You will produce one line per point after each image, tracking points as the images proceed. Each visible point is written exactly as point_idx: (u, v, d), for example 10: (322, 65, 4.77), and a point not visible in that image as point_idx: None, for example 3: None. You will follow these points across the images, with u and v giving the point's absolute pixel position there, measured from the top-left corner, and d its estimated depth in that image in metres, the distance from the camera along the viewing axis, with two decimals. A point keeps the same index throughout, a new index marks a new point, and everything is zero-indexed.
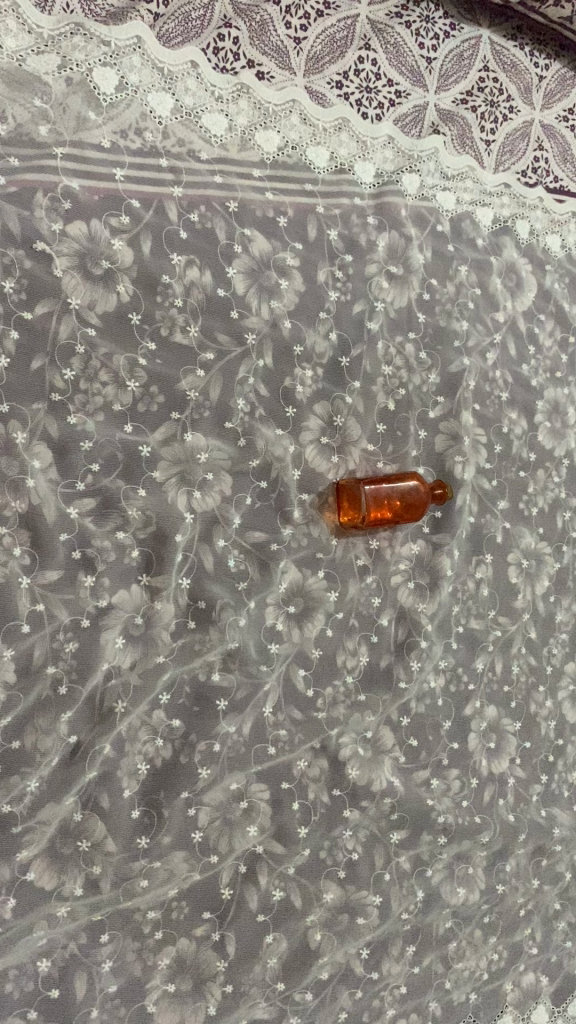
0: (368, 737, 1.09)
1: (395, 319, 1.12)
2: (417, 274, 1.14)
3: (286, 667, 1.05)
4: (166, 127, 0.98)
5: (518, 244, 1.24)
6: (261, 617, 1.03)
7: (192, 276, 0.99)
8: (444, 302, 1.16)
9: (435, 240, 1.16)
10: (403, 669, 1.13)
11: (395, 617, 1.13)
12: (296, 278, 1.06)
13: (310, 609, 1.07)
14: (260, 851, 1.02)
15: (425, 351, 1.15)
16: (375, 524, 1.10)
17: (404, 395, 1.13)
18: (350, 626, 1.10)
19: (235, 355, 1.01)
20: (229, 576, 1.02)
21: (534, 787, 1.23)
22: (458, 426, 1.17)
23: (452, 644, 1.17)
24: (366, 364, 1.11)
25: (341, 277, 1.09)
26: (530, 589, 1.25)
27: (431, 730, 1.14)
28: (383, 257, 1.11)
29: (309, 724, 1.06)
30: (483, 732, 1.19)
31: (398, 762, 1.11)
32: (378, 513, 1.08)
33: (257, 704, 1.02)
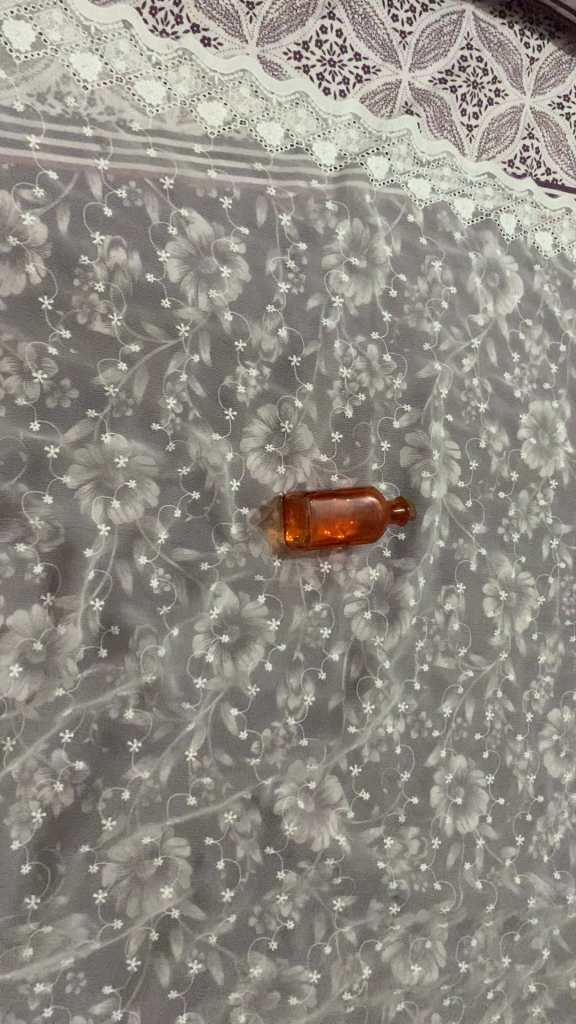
0: (310, 789, 0.96)
1: (356, 316, 1.00)
2: (383, 267, 1.02)
3: (215, 704, 0.92)
4: (93, 93, 0.87)
5: (503, 240, 1.12)
6: (187, 646, 0.91)
7: (116, 259, 0.88)
8: (415, 300, 1.04)
9: (406, 231, 1.04)
10: (354, 711, 0.99)
11: (348, 652, 1.00)
12: (241, 267, 0.94)
13: (246, 640, 0.94)
14: (176, 916, 0.88)
15: (391, 354, 1.03)
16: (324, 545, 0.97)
17: (365, 402, 1.01)
18: (293, 660, 0.97)
19: (165, 349, 0.90)
20: (151, 599, 0.89)
21: (507, 850, 1.09)
22: (427, 439, 1.05)
23: (414, 684, 1.03)
24: (321, 366, 0.98)
25: (294, 267, 0.97)
26: (509, 625, 1.11)
27: (387, 782, 1.01)
28: (344, 247, 1.00)
29: (240, 771, 0.93)
30: (448, 786, 1.05)
31: (346, 818, 0.98)
32: (326, 534, 0.96)
33: (178, 747, 0.90)
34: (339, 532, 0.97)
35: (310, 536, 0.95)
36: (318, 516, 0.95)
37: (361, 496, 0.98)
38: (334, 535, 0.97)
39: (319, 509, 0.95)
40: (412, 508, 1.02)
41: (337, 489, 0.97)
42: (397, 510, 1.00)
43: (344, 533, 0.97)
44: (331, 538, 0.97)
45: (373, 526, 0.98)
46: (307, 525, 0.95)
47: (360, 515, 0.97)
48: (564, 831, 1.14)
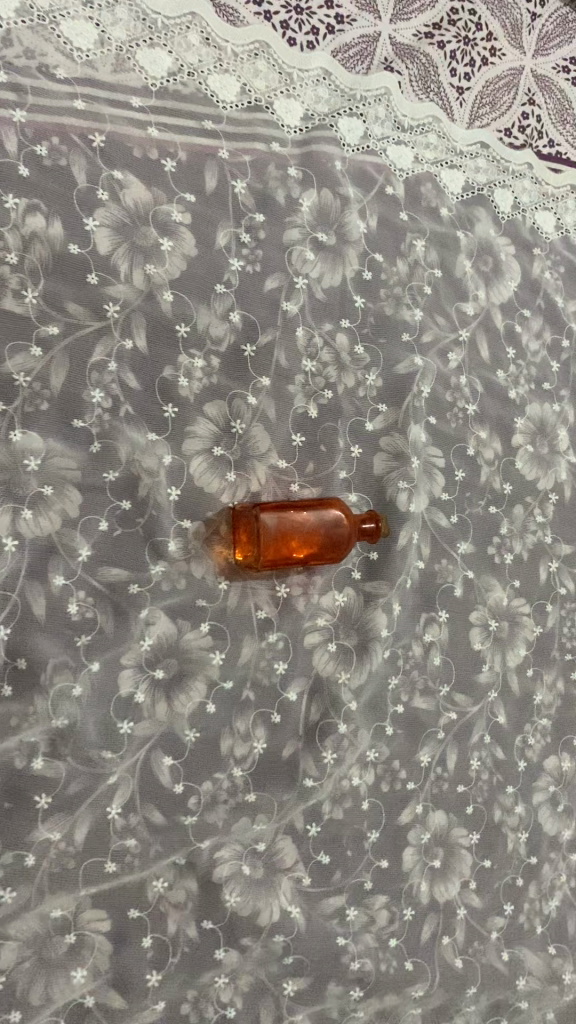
0: (258, 851, 0.82)
1: (324, 300, 0.86)
2: (355, 245, 0.88)
3: (145, 752, 0.78)
4: (8, 32, 0.74)
5: (497, 219, 0.98)
6: (111, 684, 0.77)
7: (33, 226, 0.74)
8: (394, 284, 0.90)
9: (384, 205, 0.90)
10: (313, 759, 0.85)
11: (307, 690, 0.86)
12: (186, 239, 0.81)
13: (184, 676, 0.80)
14: (90, 1005, 0.73)
15: (365, 345, 0.88)
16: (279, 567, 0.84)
17: (332, 399, 0.87)
18: (241, 700, 0.83)
19: (89, 332, 0.76)
20: (67, 627, 0.75)
21: (493, 921, 0.94)
22: (405, 444, 0.90)
23: (386, 729, 0.89)
24: (281, 357, 0.84)
25: (250, 242, 0.83)
26: (500, 659, 0.96)
27: (350, 842, 0.86)
28: (309, 221, 0.86)
29: (173, 831, 0.79)
30: (424, 847, 0.90)
31: (300, 886, 0.83)
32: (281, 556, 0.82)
33: (97, 803, 0.76)
34: (298, 549, 0.83)
35: (262, 553, 0.81)
36: (270, 531, 0.81)
37: (324, 507, 0.84)
38: (292, 553, 0.83)
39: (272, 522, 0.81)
40: (387, 522, 0.87)
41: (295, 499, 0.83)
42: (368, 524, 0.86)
43: (304, 551, 0.83)
44: (288, 556, 0.83)
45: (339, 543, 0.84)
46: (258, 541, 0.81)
47: (322, 529, 0.83)
48: (560, 897, 0.99)
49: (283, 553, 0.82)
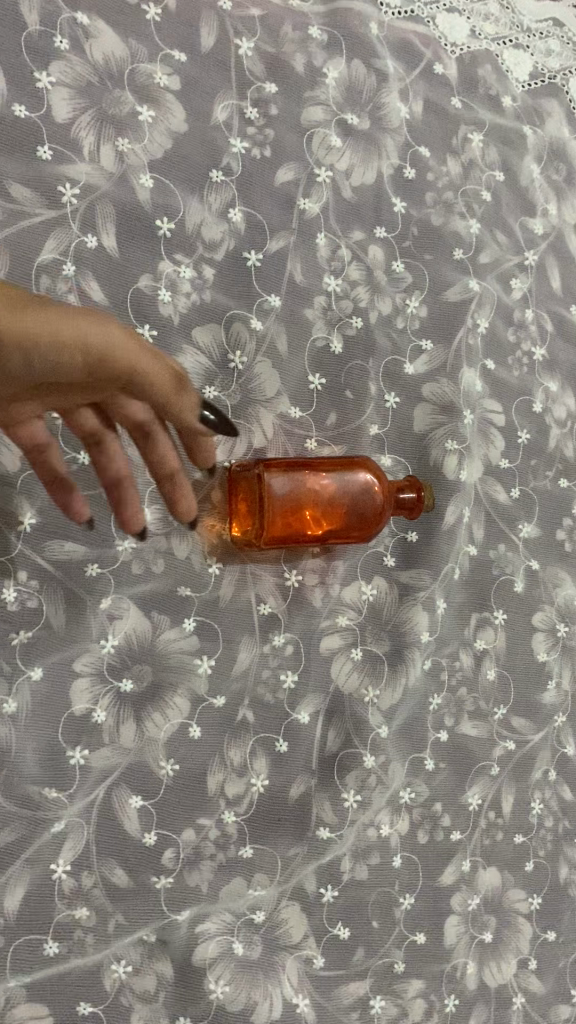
0: (255, 924, 0.61)
1: (353, 203, 0.67)
2: (395, 135, 0.68)
3: (103, 791, 0.58)
4: None
5: (572, 116, 0.77)
6: (59, 699, 0.57)
7: None
8: (443, 188, 0.70)
9: (432, 87, 0.70)
10: (329, 802, 0.65)
11: (324, 710, 0.65)
12: (173, 110, 0.61)
13: (160, 689, 0.61)
14: None
15: (405, 263, 0.69)
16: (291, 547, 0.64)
17: (362, 331, 0.67)
18: (236, 722, 0.63)
19: (38, 224, 0.57)
20: (0, 620, 0.55)
21: (558, 1012, 0.73)
22: (455, 394, 0.70)
23: (425, 763, 0.69)
24: (296, 272, 0.65)
25: (258, 119, 0.64)
26: (569, 675, 0.76)
27: (377, 911, 0.66)
28: (335, 98, 0.66)
29: (141, 899, 0.58)
30: (471, 916, 0.69)
31: (311, 969, 0.63)
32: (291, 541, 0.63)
33: (36, 861, 0.56)
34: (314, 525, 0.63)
35: (265, 531, 0.62)
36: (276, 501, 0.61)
37: (351, 471, 0.63)
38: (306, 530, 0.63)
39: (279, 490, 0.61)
40: (434, 495, 0.66)
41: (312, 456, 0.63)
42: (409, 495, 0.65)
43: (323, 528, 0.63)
44: (301, 535, 0.63)
45: (367, 519, 0.63)
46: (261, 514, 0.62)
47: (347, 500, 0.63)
48: None
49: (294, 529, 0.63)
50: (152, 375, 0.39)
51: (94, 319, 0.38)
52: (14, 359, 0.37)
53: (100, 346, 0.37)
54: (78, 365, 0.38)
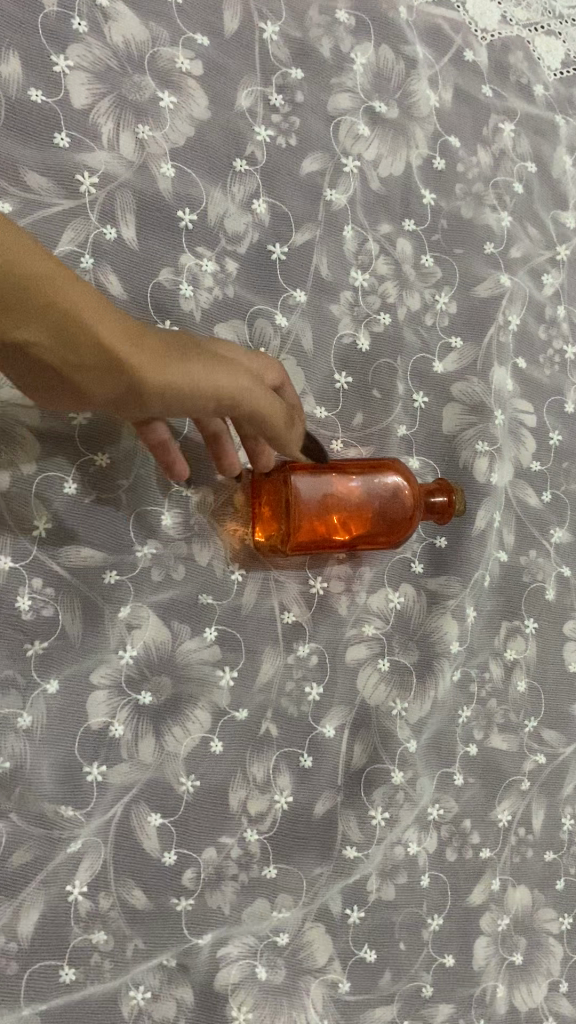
0: (278, 947, 0.59)
1: (381, 194, 0.64)
2: (424, 124, 0.66)
3: (122, 808, 0.56)
4: None
5: None
6: (76, 712, 0.54)
7: None
8: (474, 179, 0.68)
9: (462, 74, 0.68)
10: (356, 819, 0.62)
11: (350, 723, 0.63)
12: (196, 96, 0.58)
13: (180, 701, 0.58)
14: None
15: (435, 257, 0.66)
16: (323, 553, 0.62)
17: (390, 328, 0.64)
18: (260, 735, 0.60)
19: (55, 214, 0.54)
20: (15, 630, 0.53)
21: None
22: (486, 394, 0.67)
23: (454, 778, 0.66)
24: (322, 265, 0.62)
25: (283, 106, 0.61)
26: None
27: (404, 933, 0.63)
28: (363, 85, 0.64)
29: (161, 921, 0.56)
30: (501, 937, 0.67)
31: (337, 995, 0.60)
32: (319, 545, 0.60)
33: (51, 882, 0.53)
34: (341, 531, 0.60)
35: (291, 538, 0.59)
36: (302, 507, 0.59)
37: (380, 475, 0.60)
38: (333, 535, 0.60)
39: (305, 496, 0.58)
40: (466, 497, 0.63)
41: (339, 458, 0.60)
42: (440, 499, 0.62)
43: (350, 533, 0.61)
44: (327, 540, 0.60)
45: (397, 525, 0.60)
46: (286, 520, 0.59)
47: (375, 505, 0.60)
48: None
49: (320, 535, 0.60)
50: (275, 419, 0.49)
51: (235, 372, 0.46)
52: (173, 406, 0.44)
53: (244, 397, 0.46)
54: (223, 405, 0.46)
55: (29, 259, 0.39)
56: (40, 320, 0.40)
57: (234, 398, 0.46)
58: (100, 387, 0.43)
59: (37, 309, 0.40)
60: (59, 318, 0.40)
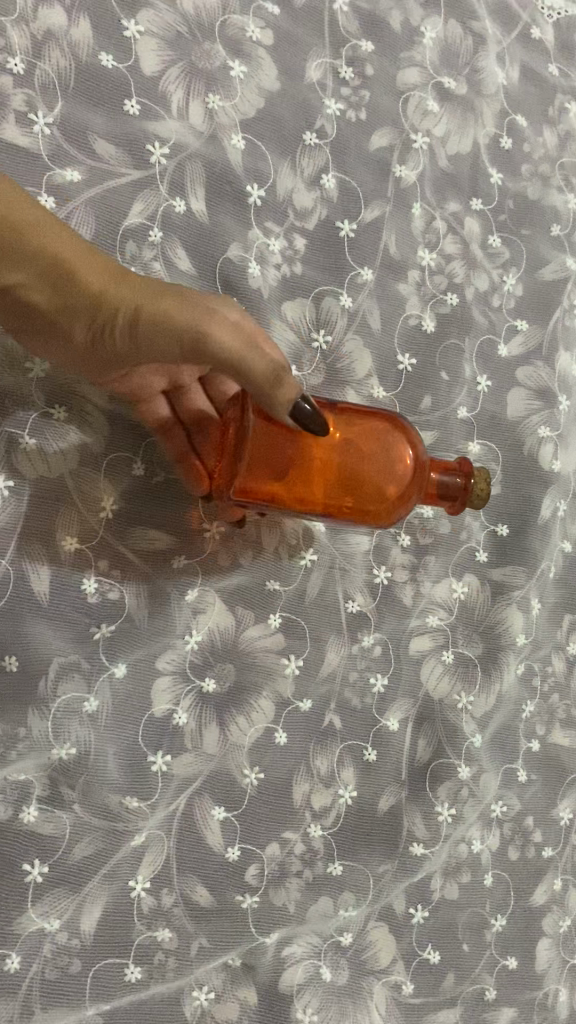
0: (343, 947, 0.57)
1: (449, 172, 0.62)
2: (492, 101, 0.64)
3: (185, 802, 0.54)
4: None
5: None
6: (140, 700, 0.53)
7: (48, 24, 0.51)
8: (540, 160, 0.66)
9: (529, 52, 0.66)
10: (421, 815, 0.60)
11: (415, 717, 0.61)
12: (265, 65, 0.57)
13: (244, 690, 0.56)
14: None
15: (502, 237, 0.64)
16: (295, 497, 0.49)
17: (457, 309, 0.62)
18: (324, 728, 0.58)
19: (123, 184, 0.52)
20: (81, 614, 0.52)
21: None
22: (551, 379, 0.65)
23: (518, 774, 0.64)
24: (390, 244, 0.60)
25: (352, 79, 0.59)
26: None
27: (467, 933, 0.61)
28: (432, 59, 0.62)
29: (226, 919, 0.54)
30: (562, 938, 0.65)
31: (400, 996, 0.58)
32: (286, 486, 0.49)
33: (114, 877, 0.51)
34: (320, 495, 0.49)
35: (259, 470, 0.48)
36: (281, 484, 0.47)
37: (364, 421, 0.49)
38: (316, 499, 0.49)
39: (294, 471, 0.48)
40: (488, 488, 0.52)
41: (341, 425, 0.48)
42: (454, 477, 0.51)
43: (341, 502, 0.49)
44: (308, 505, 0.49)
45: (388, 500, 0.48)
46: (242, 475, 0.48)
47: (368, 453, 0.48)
48: None
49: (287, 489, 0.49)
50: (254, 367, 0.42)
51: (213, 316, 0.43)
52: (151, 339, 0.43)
53: (213, 330, 0.42)
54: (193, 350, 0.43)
55: (12, 206, 0.42)
56: (33, 267, 0.43)
57: (197, 332, 0.42)
58: (89, 330, 0.44)
59: (40, 253, 0.43)
60: (39, 260, 0.43)
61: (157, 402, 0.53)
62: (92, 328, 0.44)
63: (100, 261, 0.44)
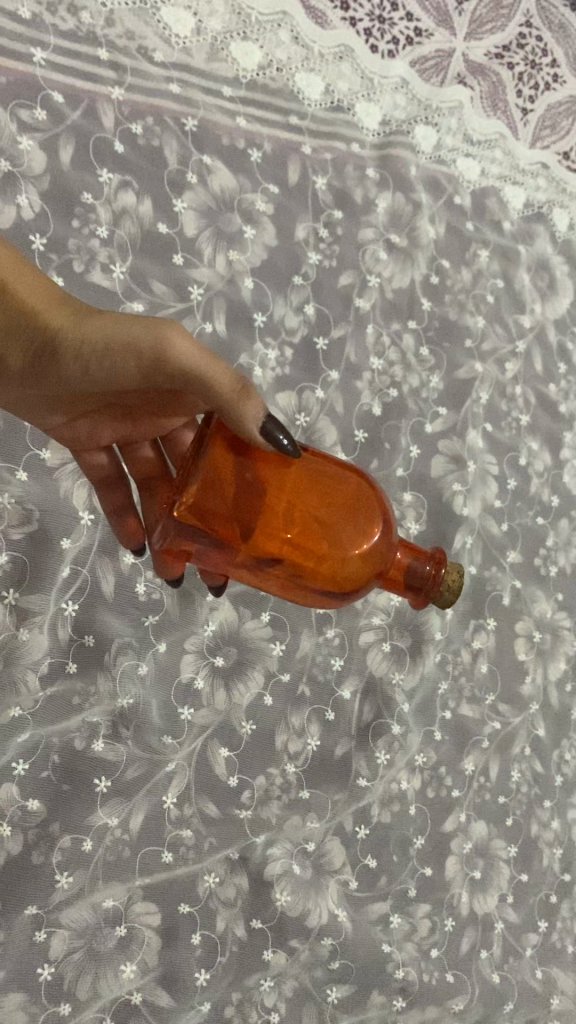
0: (308, 851, 0.79)
1: (392, 301, 0.88)
2: (425, 250, 0.90)
3: (201, 742, 0.77)
4: (112, 13, 0.75)
5: (554, 237, 1.00)
6: (173, 668, 0.77)
7: (124, 202, 0.75)
8: (458, 292, 0.92)
9: (452, 214, 0.93)
10: (365, 760, 0.84)
11: (362, 690, 0.85)
12: (267, 229, 0.82)
13: (243, 665, 0.80)
14: (137, 1003, 0.69)
15: (430, 348, 0.90)
16: (242, 534, 0.51)
17: (396, 399, 0.87)
18: (298, 694, 0.82)
19: (173, 311, 0.76)
20: (135, 607, 0.77)
21: (528, 938, 0.90)
22: (463, 448, 0.91)
23: (434, 734, 0.88)
24: (351, 353, 0.85)
25: (327, 237, 0.85)
26: (541, 672, 0.95)
27: (397, 847, 0.84)
28: (383, 221, 0.88)
29: (228, 825, 0.76)
30: (466, 857, 0.88)
31: (347, 889, 0.81)
32: (237, 521, 0.50)
33: (154, 791, 0.74)
34: (275, 544, 0.51)
35: (209, 499, 0.50)
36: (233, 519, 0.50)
37: (330, 484, 0.53)
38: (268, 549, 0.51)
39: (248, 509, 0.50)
40: (458, 579, 0.60)
41: (299, 477, 0.52)
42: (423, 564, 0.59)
43: (299, 554, 0.52)
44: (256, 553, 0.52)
45: (349, 553, 0.52)
46: (191, 502, 0.49)
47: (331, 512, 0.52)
48: None
49: (236, 527, 0.50)
50: (218, 391, 0.47)
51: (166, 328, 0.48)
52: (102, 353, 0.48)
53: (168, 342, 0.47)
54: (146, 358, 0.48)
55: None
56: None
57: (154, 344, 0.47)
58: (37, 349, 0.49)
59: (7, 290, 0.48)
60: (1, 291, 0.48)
61: (96, 453, 0.66)
62: (37, 350, 0.49)
63: (38, 280, 0.49)
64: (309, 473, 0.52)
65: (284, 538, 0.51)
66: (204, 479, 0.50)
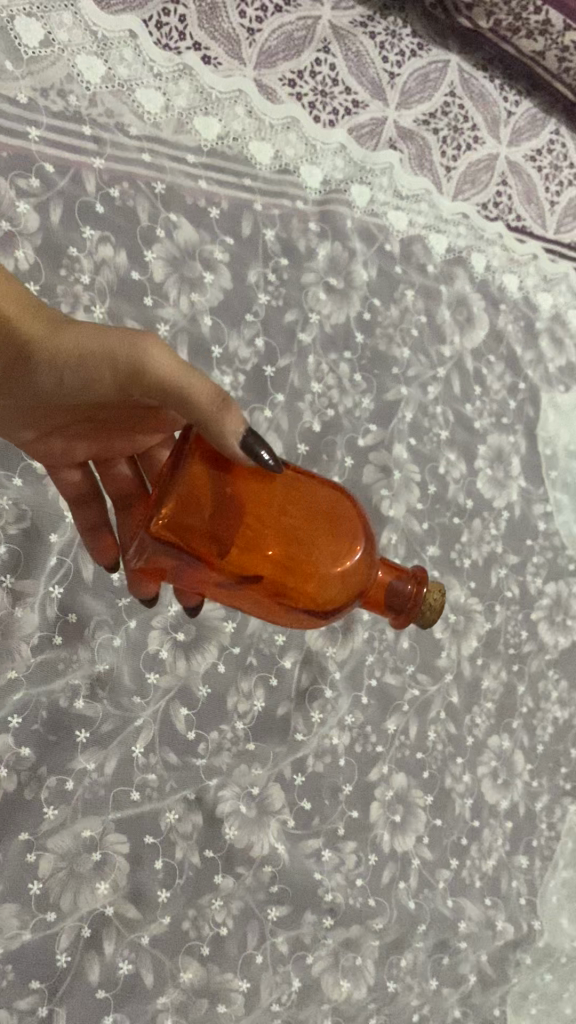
0: (253, 795, 0.95)
1: (330, 334, 1.04)
2: (359, 291, 1.06)
3: (165, 702, 0.92)
4: (95, 95, 0.90)
5: (472, 276, 1.16)
6: (142, 641, 0.93)
7: (104, 254, 0.90)
8: (387, 326, 1.08)
9: (383, 259, 1.09)
10: (302, 719, 1.00)
11: (300, 660, 1.01)
12: (223, 274, 0.97)
13: (200, 640, 0.96)
14: (110, 914, 0.85)
15: (362, 374, 1.06)
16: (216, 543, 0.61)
17: (333, 417, 1.03)
18: (246, 664, 0.98)
19: None
20: (111, 591, 0.92)
21: (441, 872, 1.07)
22: (390, 458, 1.07)
23: (361, 699, 1.05)
24: (294, 379, 1.01)
25: (275, 281, 1.01)
26: (455, 648, 1.12)
27: (328, 793, 1.00)
28: (323, 266, 1.04)
29: (187, 770, 0.92)
30: (388, 802, 1.04)
31: (285, 827, 0.97)
32: (211, 533, 0.61)
33: (125, 742, 0.89)
34: (246, 553, 0.62)
35: (187, 512, 0.60)
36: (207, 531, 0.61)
37: (300, 502, 0.65)
38: (246, 554, 0.62)
39: (220, 523, 0.61)
40: (437, 598, 0.76)
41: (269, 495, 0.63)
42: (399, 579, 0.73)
43: (272, 562, 0.63)
44: (229, 562, 0.62)
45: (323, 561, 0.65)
46: (173, 513, 0.60)
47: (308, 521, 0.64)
48: (496, 858, 1.12)
49: (211, 538, 0.61)
50: (198, 397, 0.59)
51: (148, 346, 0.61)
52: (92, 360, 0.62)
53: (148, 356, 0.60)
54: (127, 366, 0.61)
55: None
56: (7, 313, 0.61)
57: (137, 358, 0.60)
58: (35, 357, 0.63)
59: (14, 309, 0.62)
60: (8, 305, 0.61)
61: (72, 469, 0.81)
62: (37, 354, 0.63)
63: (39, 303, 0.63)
64: (279, 492, 0.64)
65: (255, 548, 0.62)
66: (185, 495, 0.60)
